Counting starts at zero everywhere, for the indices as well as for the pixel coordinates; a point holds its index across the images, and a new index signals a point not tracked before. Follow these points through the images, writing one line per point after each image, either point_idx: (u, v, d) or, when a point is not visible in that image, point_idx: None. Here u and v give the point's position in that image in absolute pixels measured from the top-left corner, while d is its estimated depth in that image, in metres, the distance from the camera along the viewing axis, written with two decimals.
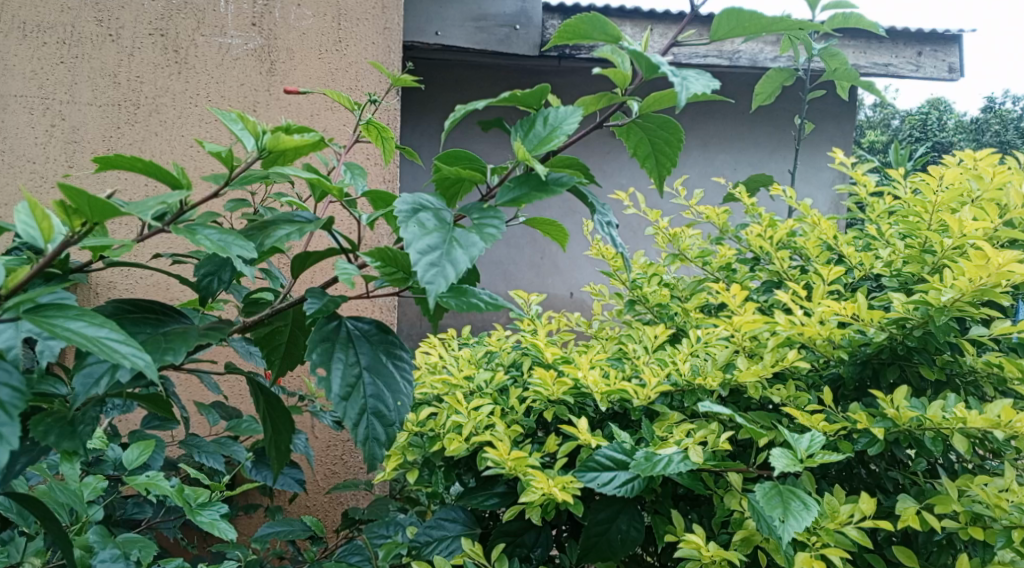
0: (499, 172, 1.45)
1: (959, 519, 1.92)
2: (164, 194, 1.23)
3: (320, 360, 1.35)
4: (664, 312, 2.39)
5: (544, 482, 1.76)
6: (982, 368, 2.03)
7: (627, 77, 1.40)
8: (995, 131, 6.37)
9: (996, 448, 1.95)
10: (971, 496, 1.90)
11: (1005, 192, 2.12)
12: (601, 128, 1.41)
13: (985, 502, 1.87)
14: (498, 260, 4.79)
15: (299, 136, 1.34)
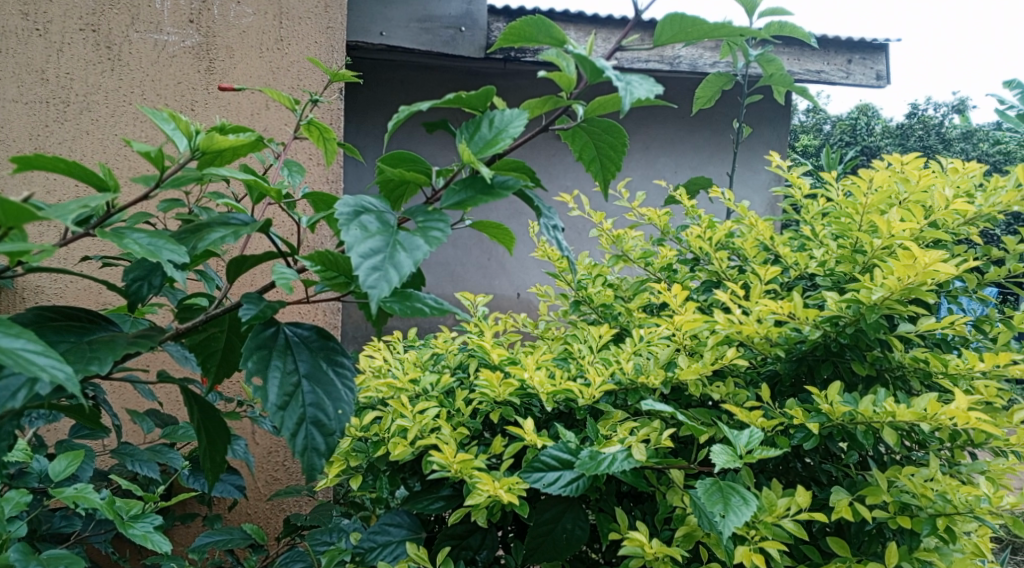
0: (444, 174, 1.44)
1: (888, 508, 1.98)
2: (86, 197, 1.19)
3: (255, 368, 1.33)
4: (609, 313, 2.41)
5: (490, 484, 1.75)
6: (909, 363, 2.09)
7: (572, 81, 1.40)
8: (921, 136, 8.16)
9: (921, 439, 2.02)
10: (899, 486, 1.96)
11: (929, 195, 2.19)
12: (548, 133, 1.40)
13: (912, 492, 1.95)
14: (444, 261, 4.79)
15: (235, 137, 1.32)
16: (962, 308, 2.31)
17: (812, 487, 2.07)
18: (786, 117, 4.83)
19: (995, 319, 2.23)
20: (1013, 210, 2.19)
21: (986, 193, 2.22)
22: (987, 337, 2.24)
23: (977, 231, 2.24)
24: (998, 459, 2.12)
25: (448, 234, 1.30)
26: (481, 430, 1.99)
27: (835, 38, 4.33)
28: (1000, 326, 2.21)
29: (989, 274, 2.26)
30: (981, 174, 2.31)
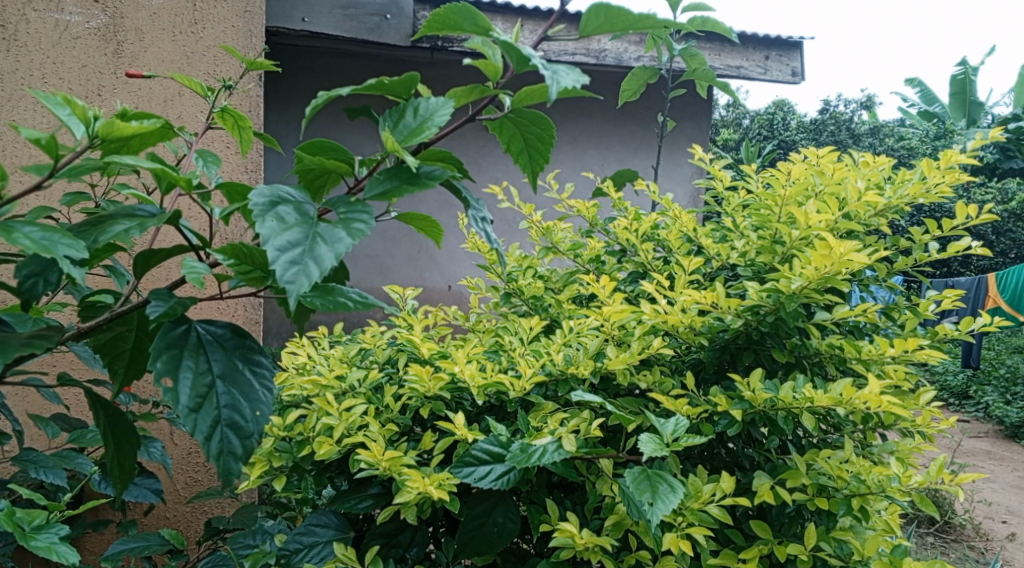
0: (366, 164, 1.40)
1: (806, 490, 2.02)
2: None
3: (165, 369, 1.27)
4: (539, 304, 2.39)
5: (420, 481, 1.72)
6: (826, 350, 2.13)
7: (499, 70, 1.37)
8: (830, 132, 10.54)
9: (837, 422, 2.07)
10: (817, 469, 2.01)
11: (844, 187, 2.24)
12: (474, 122, 1.37)
13: (829, 474, 1.99)
14: (373, 253, 4.70)
15: (138, 124, 1.26)
16: (874, 296, 2.37)
17: (737, 473, 2.09)
18: (707, 111, 4.91)
19: (903, 307, 2.29)
20: (919, 201, 2.26)
21: (894, 185, 2.28)
22: (897, 323, 2.30)
23: (886, 221, 2.30)
24: (908, 439, 2.19)
25: (371, 226, 1.26)
26: (409, 426, 1.95)
27: (753, 35, 4.41)
28: (908, 313, 2.27)
29: (898, 262, 2.31)
30: (890, 168, 2.37)
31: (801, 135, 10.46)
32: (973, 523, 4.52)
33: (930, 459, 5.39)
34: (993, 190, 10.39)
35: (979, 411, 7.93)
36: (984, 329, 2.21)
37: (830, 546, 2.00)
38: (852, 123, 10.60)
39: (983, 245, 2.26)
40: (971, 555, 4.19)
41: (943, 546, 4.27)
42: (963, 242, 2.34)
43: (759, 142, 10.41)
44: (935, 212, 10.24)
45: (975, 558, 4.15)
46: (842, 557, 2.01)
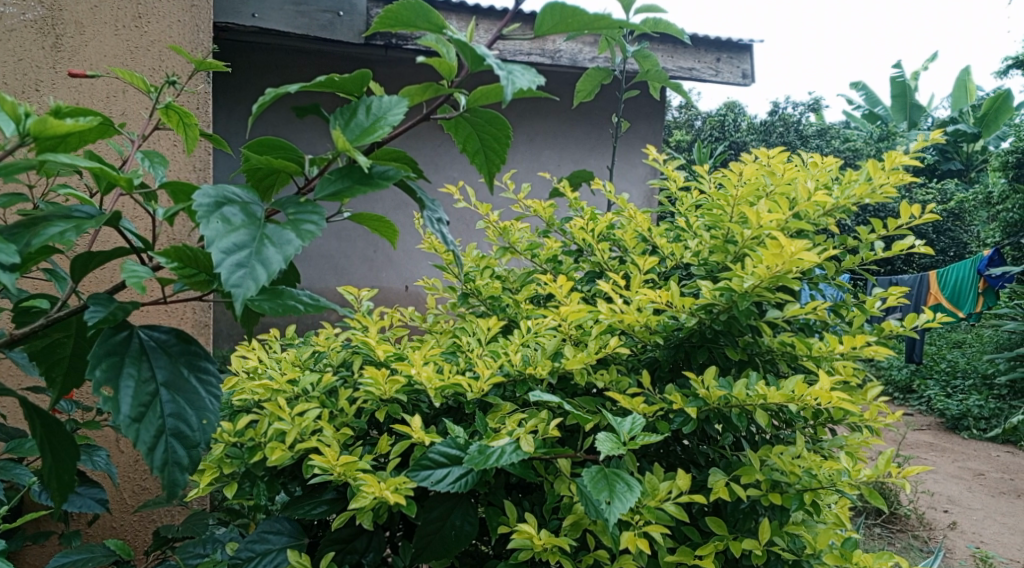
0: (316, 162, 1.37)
1: (760, 486, 2.03)
2: None
3: (104, 377, 1.23)
4: (496, 304, 2.38)
5: (375, 486, 1.70)
6: (777, 347, 2.14)
7: (453, 68, 1.35)
8: (780, 132, 10.66)
9: (789, 418, 2.09)
10: (770, 464, 2.02)
11: (793, 187, 2.26)
12: (428, 122, 1.35)
13: (781, 469, 2.01)
14: (327, 253, 4.64)
15: (73, 121, 1.21)
16: (823, 294, 2.39)
17: (692, 469, 2.09)
18: (660, 113, 4.94)
19: (851, 304, 2.32)
20: (865, 200, 2.29)
21: (841, 185, 2.30)
22: (845, 320, 2.32)
23: (834, 221, 2.33)
24: (857, 434, 2.22)
25: (322, 228, 1.23)
26: (365, 430, 1.92)
27: (705, 37, 4.45)
28: (856, 310, 2.29)
29: (846, 260, 2.34)
30: (838, 168, 2.39)
31: (751, 136, 10.60)
32: (917, 513, 4.63)
33: (876, 451, 5.51)
34: (934, 191, 10.66)
35: (923, 404, 8.13)
36: (928, 325, 2.25)
37: (784, 540, 2.01)
38: (800, 125, 10.77)
39: (926, 244, 2.29)
40: (915, 544, 4.29)
41: (889, 536, 4.37)
42: (907, 240, 2.37)
43: (711, 143, 10.52)
44: (881, 211, 10.47)
45: (919, 547, 4.25)
46: (796, 551, 2.06)
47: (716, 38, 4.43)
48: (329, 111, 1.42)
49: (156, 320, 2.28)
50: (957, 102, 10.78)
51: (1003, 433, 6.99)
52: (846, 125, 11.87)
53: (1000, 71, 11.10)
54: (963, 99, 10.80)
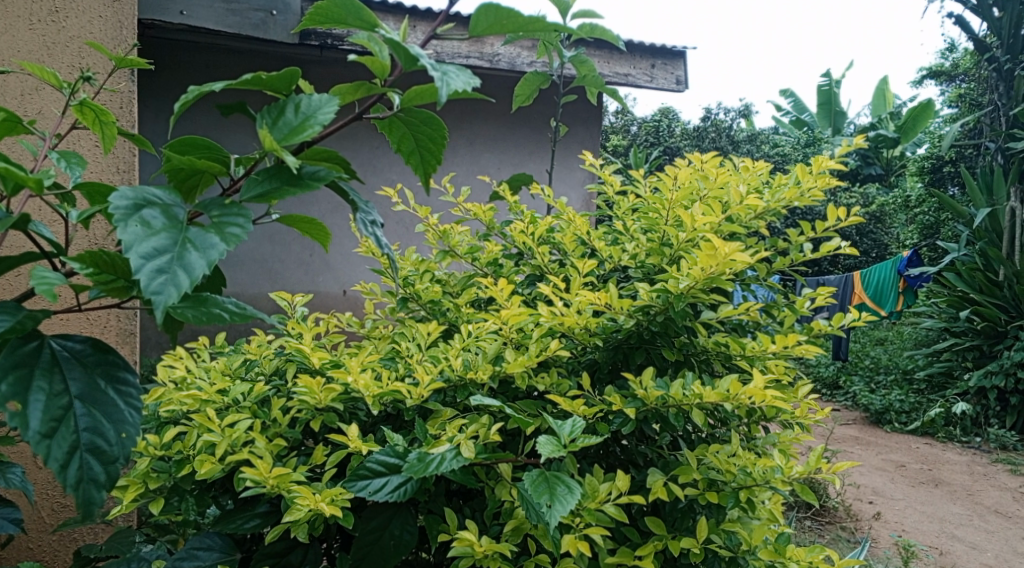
0: (244, 162, 1.32)
1: (697, 485, 2.04)
2: None
3: (12, 392, 1.17)
4: (437, 309, 2.34)
5: (310, 498, 1.65)
6: (712, 347, 2.14)
7: (386, 67, 1.31)
8: (712, 137, 10.89)
9: (724, 417, 2.10)
10: (706, 463, 2.02)
11: (726, 191, 2.28)
12: (361, 121, 1.31)
13: (718, 468, 2.02)
14: (260, 256, 4.54)
15: None
16: (754, 295, 2.41)
17: (631, 470, 2.09)
18: (598, 117, 4.96)
19: (782, 304, 2.34)
20: (794, 204, 2.32)
21: (772, 189, 2.33)
22: (776, 320, 2.35)
23: (766, 223, 2.36)
24: (788, 431, 2.24)
25: (248, 231, 1.19)
26: (299, 440, 1.87)
27: (640, 44, 4.48)
28: (787, 310, 2.32)
29: (777, 262, 2.36)
30: (768, 173, 2.42)
31: (685, 141, 10.79)
32: (843, 505, 4.74)
33: (805, 446, 5.62)
34: (857, 194, 10.97)
35: (848, 400, 8.36)
36: (854, 324, 2.29)
37: (721, 538, 2.02)
38: (731, 130, 11.05)
39: (852, 245, 2.33)
40: (843, 536, 4.38)
41: (819, 528, 4.45)
42: (834, 242, 2.41)
43: (646, 148, 10.67)
44: (808, 214, 10.77)
45: (847, 538, 4.34)
46: (732, 548, 2.05)
47: (651, 44, 4.47)
48: (256, 110, 1.38)
49: (79, 329, 2.16)
50: (877, 109, 11.10)
51: (923, 426, 7.21)
52: (774, 130, 12.14)
53: (916, 79, 11.49)
54: (883, 106, 11.15)
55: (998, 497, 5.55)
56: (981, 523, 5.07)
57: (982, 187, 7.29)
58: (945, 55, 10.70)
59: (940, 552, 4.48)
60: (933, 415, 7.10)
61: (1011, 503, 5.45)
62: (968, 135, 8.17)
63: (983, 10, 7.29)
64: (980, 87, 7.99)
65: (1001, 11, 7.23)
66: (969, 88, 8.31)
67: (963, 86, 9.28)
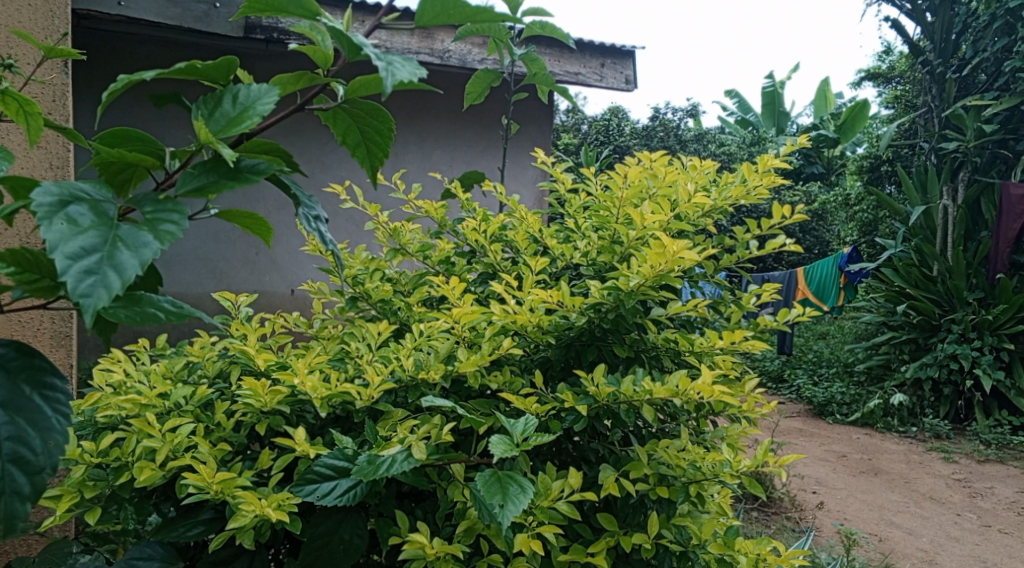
0: (179, 156, 1.28)
1: (648, 481, 2.03)
2: None
3: None
4: (388, 308, 2.31)
5: (255, 504, 1.61)
6: (661, 343, 2.13)
7: (329, 56, 1.29)
8: (660, 136, 11.05)
9: (673, 413, 2.10)
10: (656, 459, 2.02)
11: (674, 190, 2.28)
12: (303, 112, 1.27)
13: (668, 463, 2.02)
14: (203, 255, 4.40)
15: None
16: (701, 292, 2.41)
17: (583, 467, 2.08)
18: (549, 116, 4.95)
19: (729, 300, 2.35)
20: (740, 202, 2.34)
21: (719, 187, 2.34)
22: (723, 316, 2.35)
23: (712, 222, 2.36)
24: (736, 426, 2.25)
25: (183, 228, 1.15)
26: (245, 445, 1.82)
27: (590, 42, 4.49)
28: (734, 306, 2.33)
29: (723, 260, 2.38)
30: (715, 171, 2.42)
31: (634, 140, 10.90)
32: (789, 496, 4.82)
33: (752, 439, 5.70)
34: (800, 194, 11.16)
35: (793, 393, 8.49)
36: (799, 320, 2.31)
37: (672, 532, 2.02)
38: (679, 130, 11.25)
39: (796, 243, 2.35)
40: (789, 525, 4.46)
41: (765, 519, 4.52)
42: (779, 239, 2.43)
43: (597, 147, 10.75)
44: (753, 212, 10.97)
45: (792, 528, 4.41)
46: (682, 543, 2.05)
47: (601, 44, 4.47)
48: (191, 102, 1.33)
49: (9, 333, 2.05)
50: (818, 110, 11.32)
51: (863, 417, 7.35)
52: (721, 131, 12.32)
53: (856, 81, 11.76)
54: (824, 108, 11.38)
55: (933, 484, 5.69)
56: (918, 510, 5.18)
57: (917, 185, 7.50)
58: (882, 58, 10.97)
59: (880, 539, 4.57)
60: (873, 406, 7.24)
61: (946, 490, 5.59)
62: (903, 136, 8.38)
63: (918, 15, 7.50)
64: (914, 88, 8.20)
65: (934, 15, 7.44)
66: (906, 90, 8.54)
67: (898, 88, 9.53)
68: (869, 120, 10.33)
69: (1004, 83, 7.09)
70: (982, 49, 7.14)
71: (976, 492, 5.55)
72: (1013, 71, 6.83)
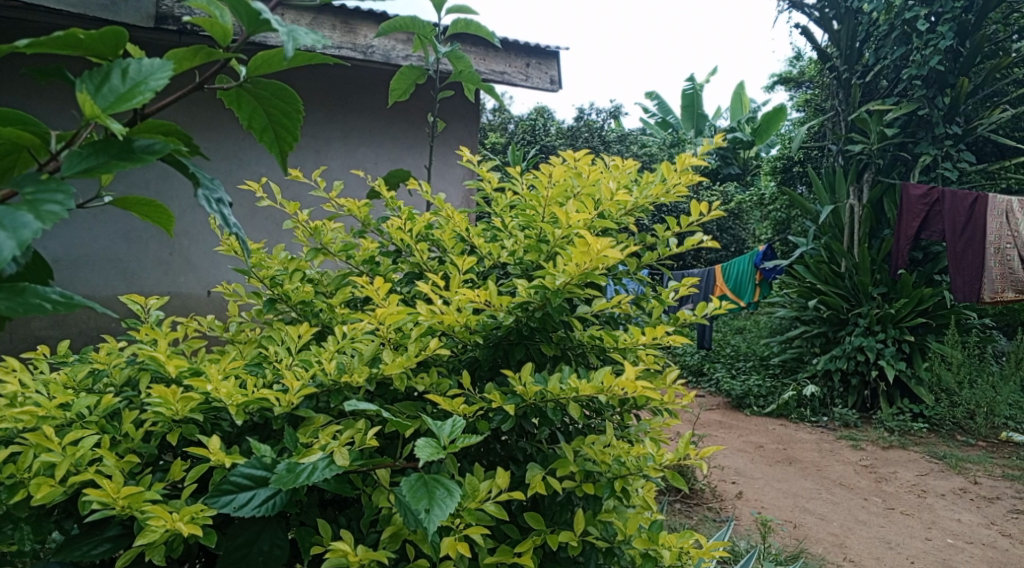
0: (64, 137, 1.33)
1: (574, 478, 2.02)
2: None
3: None
4: (308, 310, 2.22)
5: (166, 518, 1.53)
6: (588, 340, 2.11)
7: (227, 31, 1.40)
8: (584, 137, 11.16)
9: (599, 409, 2.08)
10: (583, 455, 2.00)
11: (599, 188, 2.27)
12: (201, 89, 1.37)
13: (594, 459, 2.00)
14: (113, 255, 3.99)
15: None
16: (625, 289, 2.40)
17: (511, 466, 2.04)
18: (475, 114, 4.90)
19: (650, 296, 2.34)
20: (661, 200, 2.34)
21: (641, 187, 2.33)
22: (645, 312, 2.34)
23: (634, 220, 2.35)
24: (658, 418, 2.23)
25: (67, 209, 1.20)
26: (155, 455, 1.74)
27: (514, 42, 4.46)
28: (655, 302, 2.32)
29: (646, 257, 2.37)
30: (637, 170, 2.41)
31: (560, 141, 10.96)
32: (710, 486, 4.90)
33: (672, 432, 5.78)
34: (717, 192, 11.36)
35: (712, 385, 8.66)
36: (717, 313, 2.32)
37: (598, 529, 1.99)
38: (603, 131, 11.39)
39: (715, 240, 2.36)
40: (710, 515, 4.53)
41: (688, 510, 4.59)
42: (699, 236, 2.43)
43: (523, 146, 10.77)
44: (674, 211, 11.18)
45: (713, 518, 4.48)
46: (609, 540, 2.03)
47: (525, 43, 4.46)
48: (74, 77, 1.39)
49: None
50: (734, 113, 11.59)
51: (777, 408, 7.49)
52: (643, 132, 12.49)
53: (769, 86, 12.08)
54: (740, 111, 11.65)
55: (843, 471, 5.86)
56: (829, 496, 5.32)
57: (826, 185, 7.77)
58: (793, 63, 11.29)
59: (794, 525, 4.67)
60: (787, 398, 7.40)
61: (854, 476, 5.75)
62: (813, 138, 8.63)
63: (824, 23, 7.72)
64: (822, 93, 8.46)
65: (839, 24, 7.66)
66: (817, 93, 8.82)
67: (809, 92, 9.81)
68: (782, 123, 10.63)
69: (903, 89, 7.37)
70: (884, 57, 7.41)
71: (881, 477, 5.73)
72: (910, 78, 7.20)
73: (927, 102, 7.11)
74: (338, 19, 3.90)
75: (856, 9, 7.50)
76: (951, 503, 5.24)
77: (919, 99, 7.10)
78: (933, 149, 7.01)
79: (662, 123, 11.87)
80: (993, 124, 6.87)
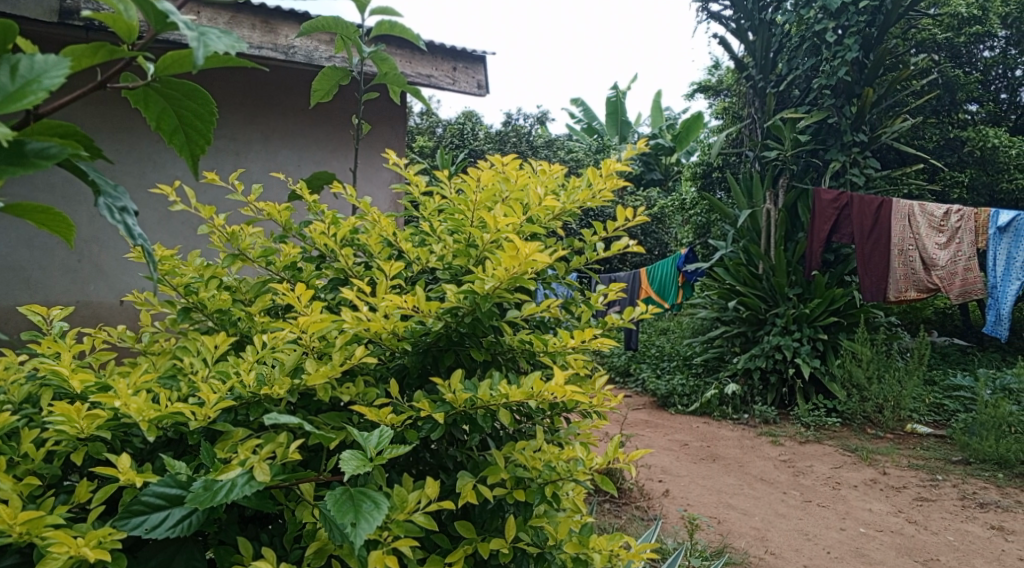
0: None
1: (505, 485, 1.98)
2: None
3: None
4: (226, 319, 2.13)
5: (70, 544, 1.44)
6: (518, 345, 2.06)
7: (132, 28, 1.32)
8: (512, 142, 11.17)
9: (530, 414, 2.04)
10: (514, 461, 1.97)
11: (526, 193, 2.23)
12: (104, 87, 1.29)
13: (525, 465, 1.96)
14: (16, 264, 3.80)
15: None
16: (554, 292, 2.36)
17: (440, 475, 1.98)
18: (402, 117, 4.82)
19: (580, 300, 2.31)
20: (588, 205, 2.31)
21: (568, 191, 2.30)
22: (575, 316, 2.31)
23: (562, 224, 2.32)
24: (588, 421, 2.20)
25: None
26: (58, 477, 1.64)
27: (440, 45, 4.41)
28: (584, 305, 2.29)
29: (574, 260, 2.34)
30: (564, 174, 2.38)
31: (488, 145, 10.94)
32: (637, 485, 4.92)
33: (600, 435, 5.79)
34: (641, 197, 11.48)
35: (638, 386, 8.74)
36: (644, 316, 2.31)
37: (529, 535, 1.95)
38: (530, 136, 11.43)
39: (641, 243, 2.34)
40: (638, 514, 4.55)
41: (616, 510, 4.60)
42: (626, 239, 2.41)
43: (452, 150, 10.71)
44: (600, 215, 11.27)
45: (641, 517, 4.50)
46: (539, 544, 1.99)
47: (451, 47, 4.41)
48: None
49: None
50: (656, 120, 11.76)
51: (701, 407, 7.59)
52: (568, 138, 12.57)
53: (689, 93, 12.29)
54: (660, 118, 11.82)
55: (764, 466, 5.96)
56: (750, 491, 5.40)
57: (744, 191, 7.85)
58: (711, 72, 11.52)
59: (718, 521, 4.72)
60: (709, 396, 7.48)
61: (774, 471, 5.86)
62: (731, 145, 8.81)
63: (740, 34, 7.87)
64: (740, 101, 8.64)
65: (754, 34, 7.82)
66: (734, 101, 9.01)
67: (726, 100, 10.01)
68: (702, 131, 10.83)
69: (815, 98, 7.57)
70: (797, 67, 7.60)
71: (799, 471, 5.85)
72: (821, 88, 7.39)
73: (836, 110, 7.31)
74: (257, 19, 3.80)
75: (771, 20, 7.68)
76: (864, 494, 5.38)
77: (829, 107, 7.31)
78: (842, 155, 7.16)
79: (586, 129, 11.95)
80: (897, 133, 7.08)
